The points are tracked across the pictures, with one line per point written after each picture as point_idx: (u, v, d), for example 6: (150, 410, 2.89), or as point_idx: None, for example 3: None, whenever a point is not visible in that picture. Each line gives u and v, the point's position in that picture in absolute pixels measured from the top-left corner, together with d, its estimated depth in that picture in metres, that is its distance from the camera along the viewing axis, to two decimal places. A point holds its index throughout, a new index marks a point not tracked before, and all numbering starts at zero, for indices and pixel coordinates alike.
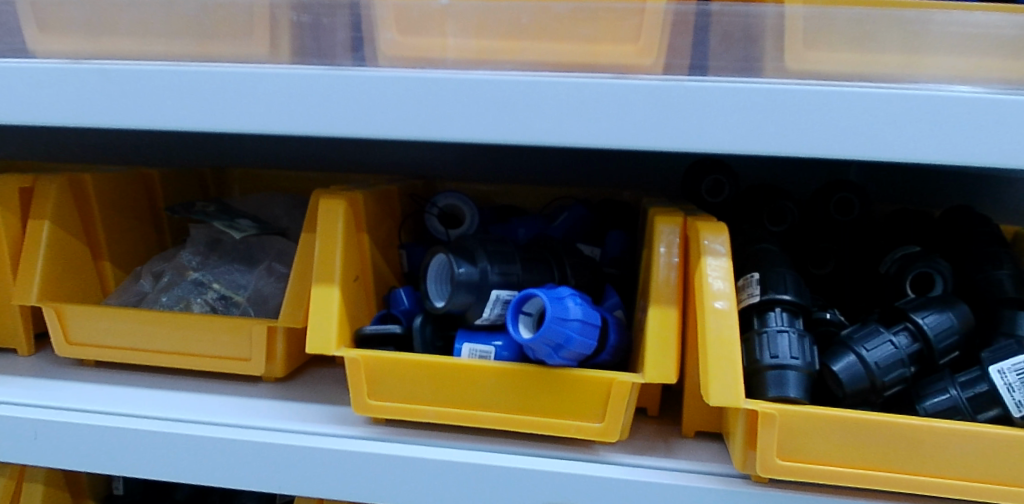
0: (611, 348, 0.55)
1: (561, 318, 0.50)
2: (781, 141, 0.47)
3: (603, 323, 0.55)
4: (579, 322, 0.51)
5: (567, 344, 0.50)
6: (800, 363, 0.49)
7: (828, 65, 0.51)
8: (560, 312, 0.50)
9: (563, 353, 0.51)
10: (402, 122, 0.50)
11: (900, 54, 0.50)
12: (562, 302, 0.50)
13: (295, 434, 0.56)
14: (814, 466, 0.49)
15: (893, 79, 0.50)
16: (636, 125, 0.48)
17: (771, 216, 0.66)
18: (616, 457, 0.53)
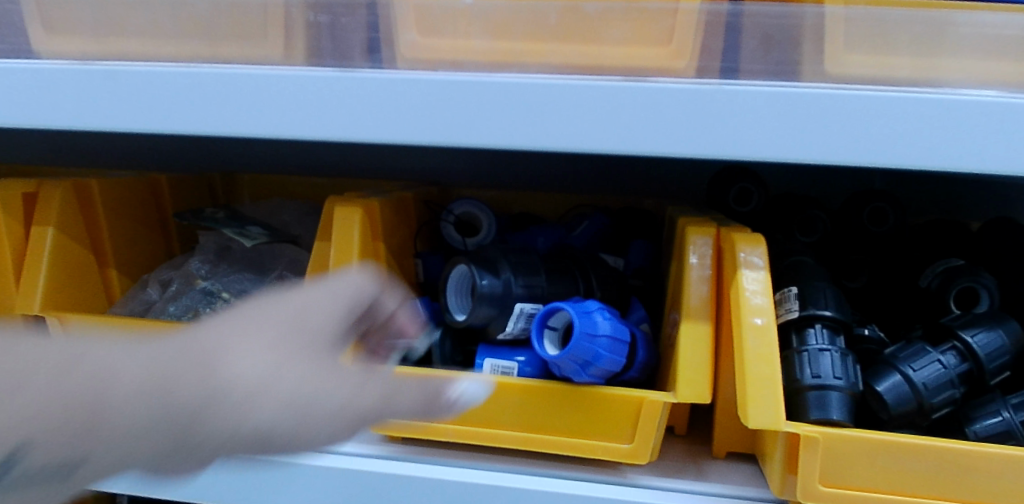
0: (640, 364, 0.53)
1: (588, 333, 0.47)
2: (829, 148, 0.44)
3: (633, 339, 0.52)
4: (608, 338, 0.48)
5: (595, 361, 0.48)
6: (843, 384, 0.46)
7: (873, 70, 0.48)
8: (587, 328, 0.47)
9: (591, 370, 0.48)
10: (424, 126, 0.47)
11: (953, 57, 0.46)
12: (589, 316, 0.48)
13: (307, 452, 0.53)
14: (858, 493, 0.46)
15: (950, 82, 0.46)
16: (670, 130, 0.46)
17: (802, 227, 0.63)
18: (644, 479, 0.51)
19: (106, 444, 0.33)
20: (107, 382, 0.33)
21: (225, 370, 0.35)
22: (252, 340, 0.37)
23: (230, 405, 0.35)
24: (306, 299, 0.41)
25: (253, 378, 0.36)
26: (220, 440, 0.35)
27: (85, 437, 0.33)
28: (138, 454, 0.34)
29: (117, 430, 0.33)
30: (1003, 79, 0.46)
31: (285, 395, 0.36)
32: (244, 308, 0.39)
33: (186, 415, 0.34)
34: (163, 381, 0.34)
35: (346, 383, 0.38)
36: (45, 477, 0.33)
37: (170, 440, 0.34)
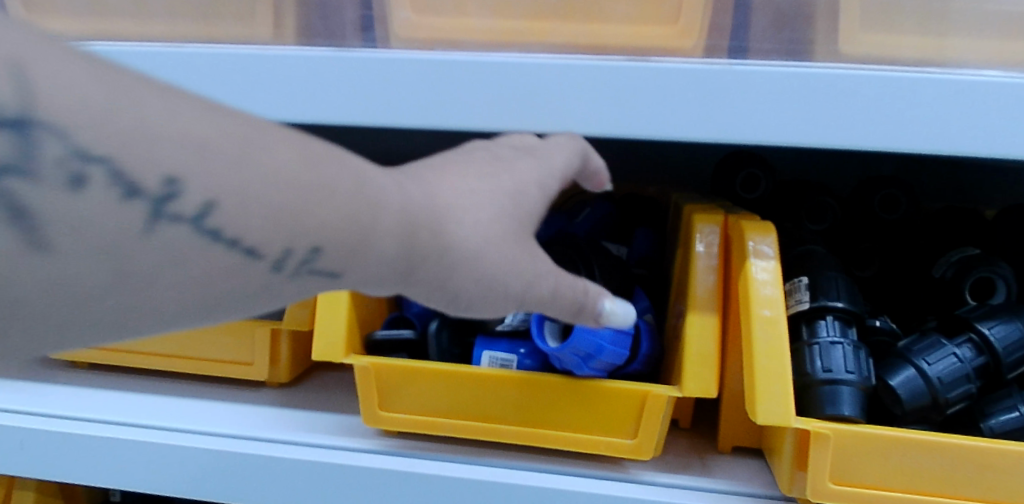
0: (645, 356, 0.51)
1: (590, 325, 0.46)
2: (844, 132, 0.42)
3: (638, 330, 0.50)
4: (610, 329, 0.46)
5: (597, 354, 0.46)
6: (855, 378, 0.45)
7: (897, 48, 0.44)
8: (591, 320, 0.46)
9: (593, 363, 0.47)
10: (420, 110, 0.46)
11: (981, 35, 0.43)
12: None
13: (300, 447, 0.51)
14: (869, 491, 0.44)
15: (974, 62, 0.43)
16: (678, 113, 0.43)
17: (810, 215, 0.61)
18: (648, 475, 0.49)
19: (348, 245, 0.31)
20: (365, 193, 0.31)
21: (459, 211, 0.35)
22: (487, 199, 0.36)
23: (447, 265, 0.34)
24: (530, 170, 0.39)
25: (473, 246, 0.35)
26: (430, 288, 0.35)
27: (349, 257, 0.31)
28: (376, 269, 0.33)
29: (375, 249, 0.32)
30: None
31: (488, 272, 0.35)
32: (486, 155, 0.39)
33: (422, 234, 0.33)
34: (408, 201, 0.33)
35: (528, 272, 0.37)
36: (317, 275, 0.32)
37: (387, 263, 0.33)
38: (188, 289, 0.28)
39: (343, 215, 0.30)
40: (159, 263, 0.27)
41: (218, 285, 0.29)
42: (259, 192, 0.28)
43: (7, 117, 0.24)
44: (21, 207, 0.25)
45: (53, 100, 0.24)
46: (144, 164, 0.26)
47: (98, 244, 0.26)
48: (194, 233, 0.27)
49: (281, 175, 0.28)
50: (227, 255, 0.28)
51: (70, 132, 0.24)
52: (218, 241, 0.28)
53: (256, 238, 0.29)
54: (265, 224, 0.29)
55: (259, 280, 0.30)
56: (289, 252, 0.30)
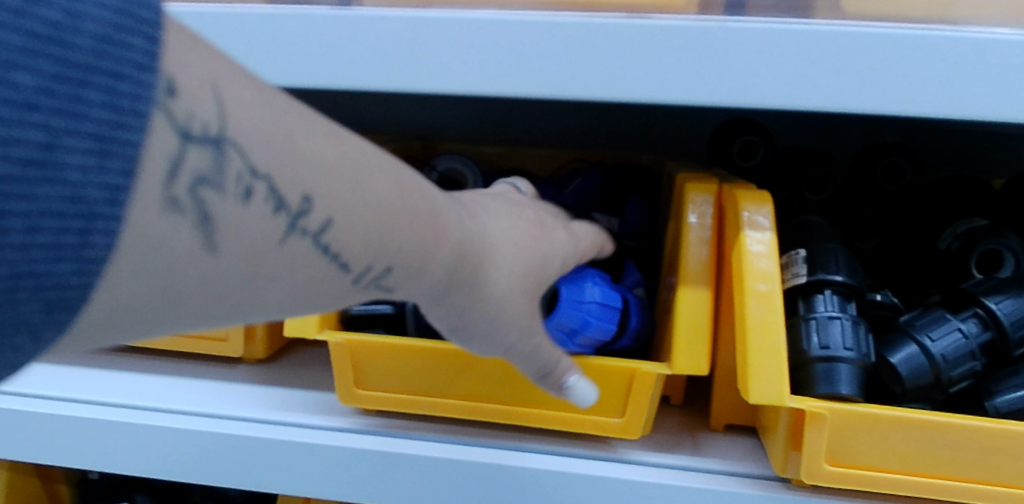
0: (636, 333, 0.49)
1: (573, 299, 0.44)
2: (847, 95, 0.39)
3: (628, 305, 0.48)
4: (595, 304, 0.45)
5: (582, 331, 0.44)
6: (854, 356, 0.42)
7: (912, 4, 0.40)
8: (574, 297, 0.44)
9: (578, 339, 0.45)
10: (387, 73, 0.42)
11: None
12: (578, 284, 0.44)
13: (276, 425, 0.50)
14: (867, 472, 0.42)
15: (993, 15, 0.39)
16: (667, 74, 0.40)
17: (811, 184, 0.59)
18: (636, 455, 0.47)
19: (414, 266, 0.33)
20: (436, 228, 0.34)
21: (499, 256, 0.38)
22: (521, 255, 0.39)
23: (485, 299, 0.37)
24: (559, 240, 0.43)
25: (500, 291, 0.37)
26: (465, 312, 0.37)
27: (410, 277, 0.34)
28: (416, 293, 0.35)
29: (427, 276, 0.34)
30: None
31: (501, 314, 0.38)
32: (530, 216, 0.43)
33: (463, 272, 0.36)
34: (465, 239, 0.35)
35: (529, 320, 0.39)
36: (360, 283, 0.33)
37: (429, 288, 0.35)
38: (292, 291, 0.31)
39: (417, 245, 0.33)
40: (279, 270, 0.29)
41: (312, 290, 0.31)
42: (367, 218, 0.31)
43: (209, 134, 0.26)
44: (205, 212, 0.26)
45: (239, 122, 0.27)
46: (293, 182, 0.28)
47: (247, 246, 0.28)
48: (315, 245, 0.30)
49: (383, 204, 0.31)
50: (328, 267, 0.31)
51: (250, 150, 0.27)
52: (326, 253, 0.30)
53: (353, 254, 0.31)
54: (364, 243, 0.31)
55: (339, 289, 0.32)
56: (368, 270, 0.32)
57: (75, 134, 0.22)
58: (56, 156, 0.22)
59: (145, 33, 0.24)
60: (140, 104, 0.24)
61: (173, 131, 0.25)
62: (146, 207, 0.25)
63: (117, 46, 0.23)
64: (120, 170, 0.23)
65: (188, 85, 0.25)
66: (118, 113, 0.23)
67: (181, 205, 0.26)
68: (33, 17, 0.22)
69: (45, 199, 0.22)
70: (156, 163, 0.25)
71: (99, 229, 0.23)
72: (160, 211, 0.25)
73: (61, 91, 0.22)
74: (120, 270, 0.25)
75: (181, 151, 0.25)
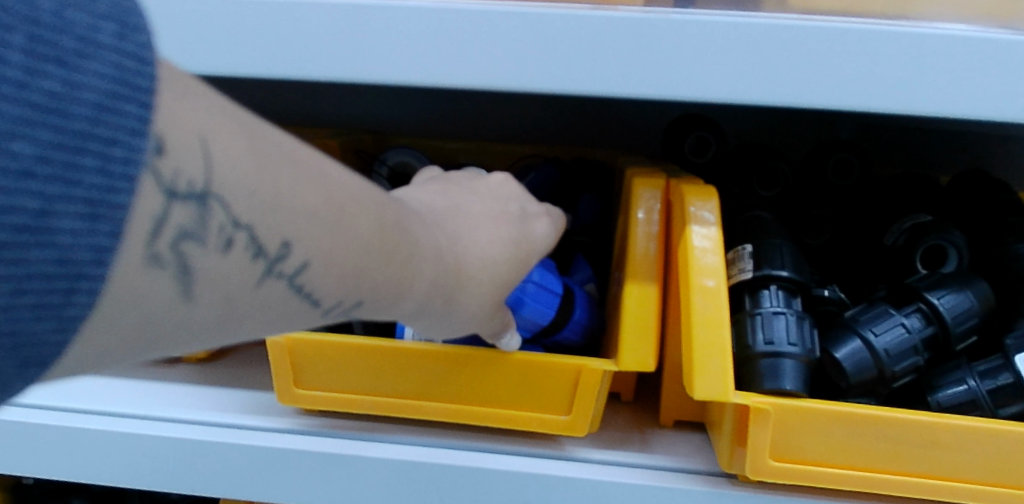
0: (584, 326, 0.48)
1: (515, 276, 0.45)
2: (792, 89, 0.38)
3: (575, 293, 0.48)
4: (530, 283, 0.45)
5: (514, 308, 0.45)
6: (798, 351, 0.42)
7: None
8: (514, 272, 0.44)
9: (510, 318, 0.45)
10: (323, 61, 0.40)
11: None
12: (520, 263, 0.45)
13: (216, 427, 0.48)
14: (810, 467, 0.42)
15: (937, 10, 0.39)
16: (611, 65, 0.39)
17: (762, 180, 0.59)
18: (582, 452, 0.46)
19: (387, 300, 0.32)
20: (415, 264, 0.32)
21: (477, 276, 0.37)
22: (501, 267, 0.38)
23: (447, 315, 0.37)
24: (539, 233, 0.42)
25: (467, 312, 0.38)
26: (435, 322, 0.37)
27: (386, 307, 0.33)
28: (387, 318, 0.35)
29: (402, 306, 0.33)
30: (998, 12, 0.39)
31: (459, 319, 0.38)
32: (513, 211, 0.41)
33: (437, 302, 0.35)
34: (441, 268, 0.34)
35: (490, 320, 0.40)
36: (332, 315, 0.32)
37: (401, 315, 0.35)
38: (262, 326, 0.30)
39: (395, 281, 0.32)
40: (252, 309, 0.28)
41: (282, 323, 0.30)
42: (349, 259, 0.30)
43: (194, 190, 0.25)
44: (185, 265, 0.25)
45: (224, 177, 0.25)
46: (274, 230, 0.27)
47: (224, 291, 0.27)
48: (290, 287, 0.29)
49: (367, 247, 0.30)
50: (300, 304, 0.30)
51: (234, 203, 0.26)
52: (300, 293, 0.29)
53: (326, 292, 0.30)
54: (340, 281, 0.30)
55: (309, 320, 0.31)
56: (343, 304, 0.31)
57: (66, 199, 0.21)
58: (47, 221, 0.21)
59: (142, 100, 0.23)
60: (131, 168, 0.22)
61: (158, 189, 0.24)
62: (128, 265, 0.24)
63: (112, 114, 0.22)
64: (108, 232, 0.22)
65: (176, 142, 0.24)
66: (110, 177, 0.22)
67: (163, 260, 0.25)
68: (34, 89, 0.21)
69: (35, 264, 0.21)
70: (139, 222, 0.24)
71: (83, 289, 0.22)
72: (141, 267, 0.24)
73: (58, 159, 0.21)
74: (97, 327, 0.23)
75: (166, 207, 0.24)
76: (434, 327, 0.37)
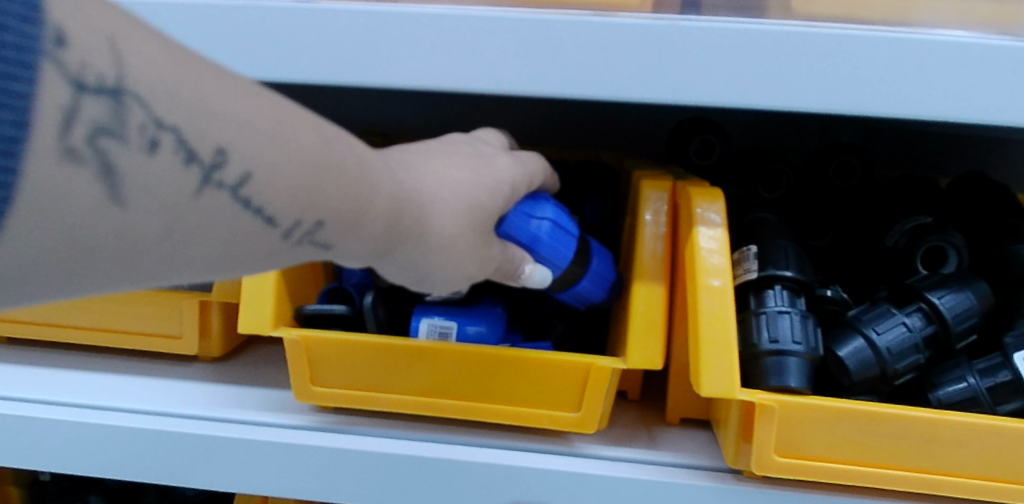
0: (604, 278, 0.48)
1: (528, 213, 0.44)
2: (796, 94, 0.39)
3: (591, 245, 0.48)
4: (550, 222, 0.44)
5: (540, 246, 0.44)
6: (803, 349, 0.43)
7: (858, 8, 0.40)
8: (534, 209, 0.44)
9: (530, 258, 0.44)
10: (341, 66, 0.42)
11: None
12: (537, 201, 0.44)
13: (231, 424, 0.49)
14: (815, 463, 0.43)
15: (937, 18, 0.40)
16: (620, 70, 0.40)
17: (766, 182, 0.60)
18: (591, 449, 0.48)
19: (347, 219, 0.33)
20: (366, 179, 0.33)
21: (440, 200, 0.37)
22: (464, 204, 0.38)
23: (421, 246, 0.37)
24: (504, 167, 0.42)
25: (447, 238, 0.37)
26: (411, 255, 0.37)
27: (350, 227, 0.33)
28: (359, 252, 0.35)
29: (365, 231, 0.34)
30: (994, 19, 0.40)
31: (435, 253, 0.37)
32: (466, 150, 0.42)
33: (401, 231, 0.35)
34: (400, 192, 0.35)
35: (485, 254, 0.40)
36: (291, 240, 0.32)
37: (370, 248, 0.35)
38: (215, 247, 0.30)
39: (349, 197, 0.32)
40: (200, 223, 0.29)
41: (238, 246, 0.31)
42: (291, 170, 0.30)
43: (105, 84, 0.25)
44: (107, 163, 0.26)
45: (140, 74, 0.26)
46: (205, 135, 0.28)
47: (160, 198, 0.27)
48: (234, 200, 0.29)
49: (310, 158, 0.31)
50: (251, 222, 0.30)
51: (153, 102, 0.26)
52: (249, 208, 0.30)
53: (279, 207, 0.31)
54: (290, 195, 0.31)
55: (269, 245, 0.32)
56: (299, 223, 0.32)
57: None
58: None
59: None
60: (26, 56, 0.23)
61: (67, 81, 0.24)
62: (44, 157, 0.24)
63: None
64: (10, 121, 0.23)
65: (82, 37, 0.25)
66: (6, 62, 0.23)
67: (80, 156, 0.25)
68: None
69: None
70: (49, 113, 0.24)
71: None
72: (58, 160, 0.24)
73: None
74: (20, 220, 0.24)
75: (76, 100, 0.25)
76: (413, 261, 0.37)
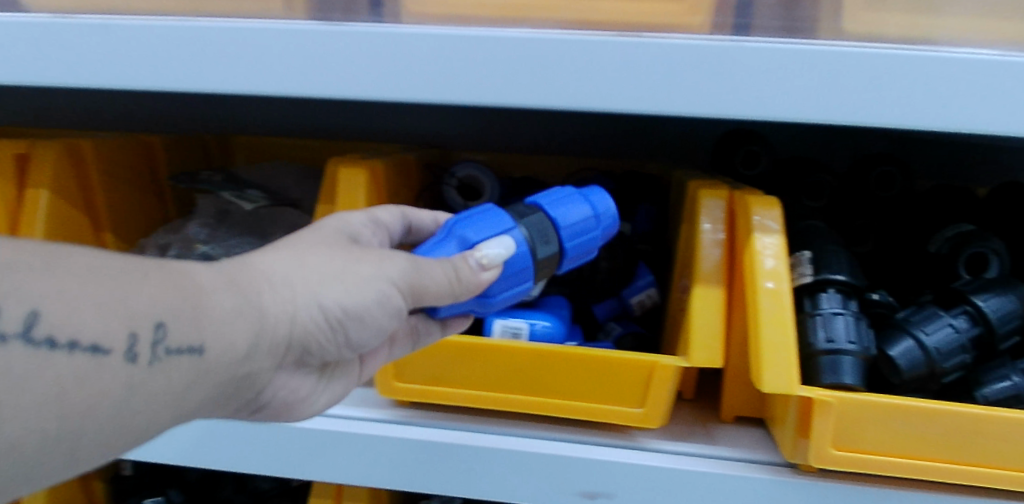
0: (589, 215, 0.45)
1: (435, 241, 0.43)
2: (847, 112, 0.43)
3: (545, 205, 0.45)
4: (457, 224, 0.43)
5: (471, 242, 0.42)
6: (856, 348, 0.46)
7: (904, 30, 0.43)
8: (441, 237, 0.43)
9: (473, 240, 0.42)
10: (430, 86, 0.46)
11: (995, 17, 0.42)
12: (441, 232, 0.44)
13: (314, 416, 0.52)
14: (867, 456, 0.46)
15: (981, 37, 0.43)
16: (684, 88, 0.44)
17: (809, 191, 0.63)
18: (655, 443, 0.50)
19: (178, 310, 0.36)
20: (171, 269, 0.37)
21: (261, 252, 0.42)
22: (288, 245, 0.42)
23: (279, 287, 0.40)
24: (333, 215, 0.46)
25: (291, 268, 0.41)
26: (285, 304, 0.40)
27: (186, 310, 0.36)
28: (236, 334, 0.38)
29: (212, 311, 0.37)
30: None
31: (301, 292, 0.40)
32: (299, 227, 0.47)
33: (244, 289, 0.39)
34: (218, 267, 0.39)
35: (368, 258, 0.42)
36: (133, 359, 0.35)
37: (241, 325, 0.38)
38: (42, 404, 0.32)
39: (163, 288, 0.36)
40: (15, 378, 0.32)
41: (87, 388, 0.34)
42: (81, 293, 0.34)
43: None
44: None
45: None
46: None
47: None
48: (31, 346, 0.32)
49: (93, 273, 0.34)
50: (73, 357, 0.33)
51: None
52: (62, 347, 0.32)
53: (94, 334, 0.33)
54: (96, 316, 0.34)
55: (117, 374, 0.34)
56: (135, 337, 0.34)
57: None
58: None
59: None
60: None
61: None
62: None
63: None
64: None
65: None
66: None
67: None
68: None
69: None
70: None
71: None
72: None
73: None
74: None
75: None
76: (295, 307, 0.40)
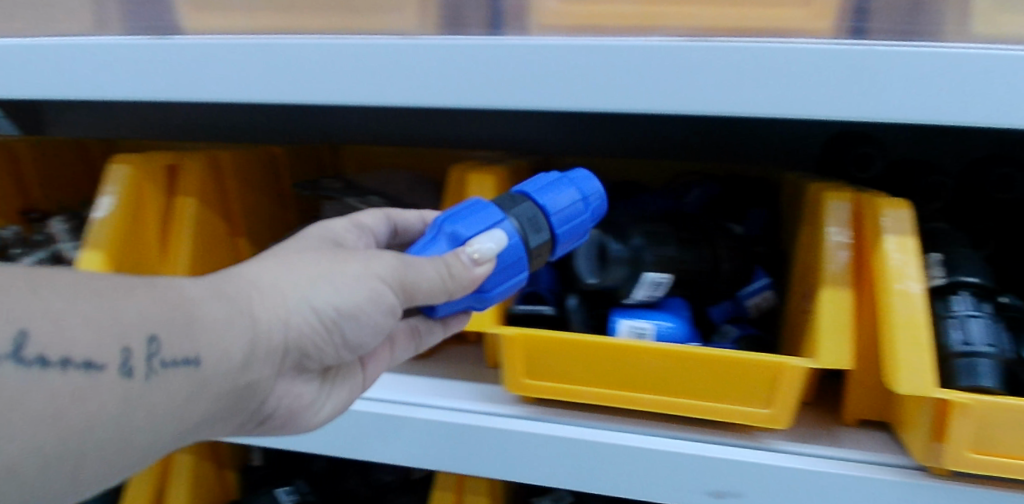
0: (575, 200, 0.47)
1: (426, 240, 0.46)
2: (987, 114, 0.42)
3: (533, 193, 0.47)
4: (444, 222, 0.46)
5: (461, 238, 0.45)
6: (994, 351, 0.46)
7: None
8: (434, 234, 0.46)
9: (463, 237, 0.45)
10: (562, 94, 0.47)
11: None
12: (431, 229, 0.47)
13: (442, 409, 0.55)
14: (1007, 460, 0.45)
15: None
16: (820, 91, 0.44)
17: (928, 194, 0.62)
18: (780, 444, 0.51)
19: (168, 323, 0.40)
20: (158, 288, 0.41)
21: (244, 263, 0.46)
22: (267, 257, 0.46)
23: (264, 293, 0.44)
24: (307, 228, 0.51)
25: (270, 276, 0.45)
26: (272, 308, 0.44)
27: (176, 324, 0.40)
28: (229, 343, 0.42)
29: (205, 322, 0.41)
30: None
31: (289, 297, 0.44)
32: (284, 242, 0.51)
33: (232, 298, 0.43)
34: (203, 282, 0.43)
35: (349, 261, 0.46)
36: (128, 371, 0.39)
37: (234, 333, 0.42)
38: (43, 416, 0.36)
39: (150, 303, 0.40)
40: (12, 395, 0.35)
41: (83, 404, 0.38)
42: (68, 315, 0.38)
43: None
44: None
45: None
46: None
47: None
48: (28, 366, 0.36)
49: (83, 295, 0.38)
50: (68, 374, 0.37)
51: None
52: (62, 363, 0.37)
53: (87, 351, 0.37)
54: (87, 335, 0.38)
55: (113, 387, 0.38)
56: (128, 352, 0.39)
57: None
58: None
59: None
60: None
61: None
62: None
63: None
64: None
65: None
66: None
67: None
68: None
69: None
70: None
71: None
72: None
73: None
74: None
75: None
76: (282, 312, 0.44)
